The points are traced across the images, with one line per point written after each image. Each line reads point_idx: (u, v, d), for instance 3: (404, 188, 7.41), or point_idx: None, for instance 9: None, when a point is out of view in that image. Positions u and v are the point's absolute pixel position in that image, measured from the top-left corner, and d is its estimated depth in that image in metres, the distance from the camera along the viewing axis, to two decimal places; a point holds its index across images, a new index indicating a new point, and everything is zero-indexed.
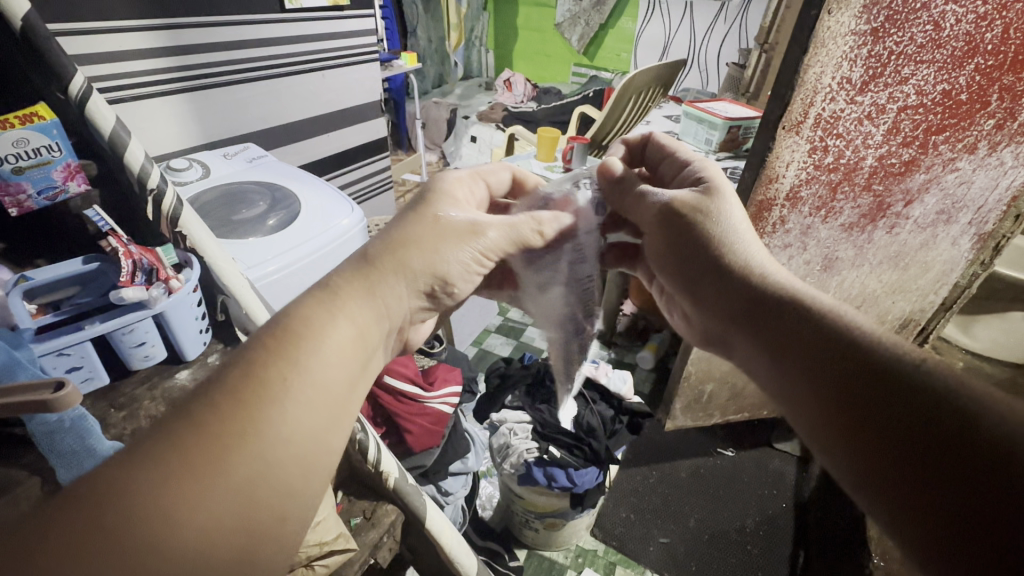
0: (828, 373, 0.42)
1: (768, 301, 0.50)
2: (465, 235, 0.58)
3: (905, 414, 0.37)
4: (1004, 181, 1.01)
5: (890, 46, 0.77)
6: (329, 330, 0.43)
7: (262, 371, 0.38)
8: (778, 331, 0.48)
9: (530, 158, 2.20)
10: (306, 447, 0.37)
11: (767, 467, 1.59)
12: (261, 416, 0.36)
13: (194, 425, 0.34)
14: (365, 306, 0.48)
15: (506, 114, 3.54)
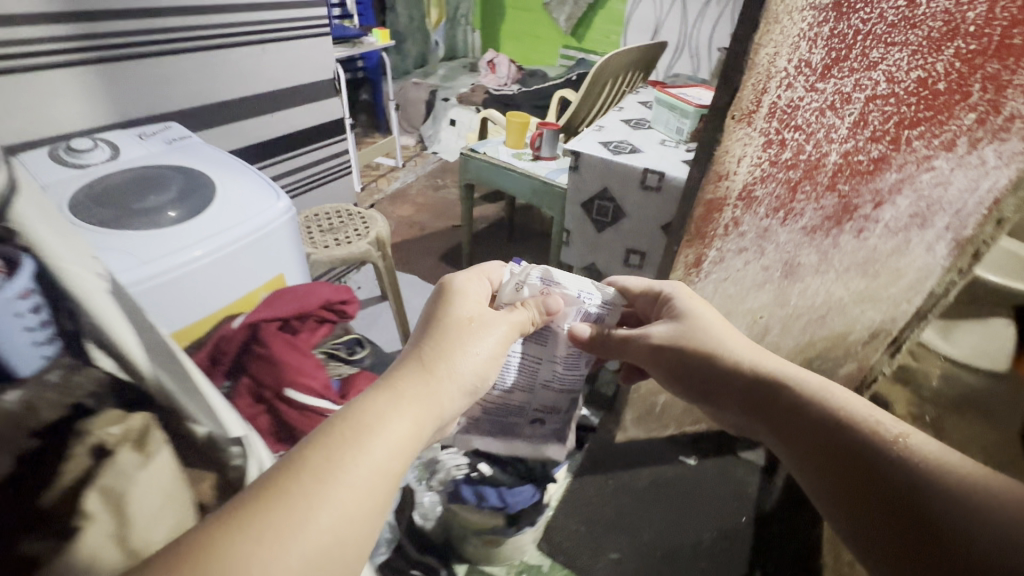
0: (830, 458, 0.59)
1: (787, 394, 0.66)
2: (480, 334, 0.72)
3: (909, 501, 0.53)
4: (984, 183, 0.91)
5: (855, 24, 0.66)
6: (387, 426, 0.56)
7: (336, 456, 0.50)
8: (803, 424, 0.63)
9: (498, 144, 2.08)
10: (358, 511, 0.48)
11: (730, 476, 1.51)
12: (318, 497, 0.47)
13: (279, 494, 0.46)
14: (417, 404, 0.61)
15: (487, 96, 3.39)
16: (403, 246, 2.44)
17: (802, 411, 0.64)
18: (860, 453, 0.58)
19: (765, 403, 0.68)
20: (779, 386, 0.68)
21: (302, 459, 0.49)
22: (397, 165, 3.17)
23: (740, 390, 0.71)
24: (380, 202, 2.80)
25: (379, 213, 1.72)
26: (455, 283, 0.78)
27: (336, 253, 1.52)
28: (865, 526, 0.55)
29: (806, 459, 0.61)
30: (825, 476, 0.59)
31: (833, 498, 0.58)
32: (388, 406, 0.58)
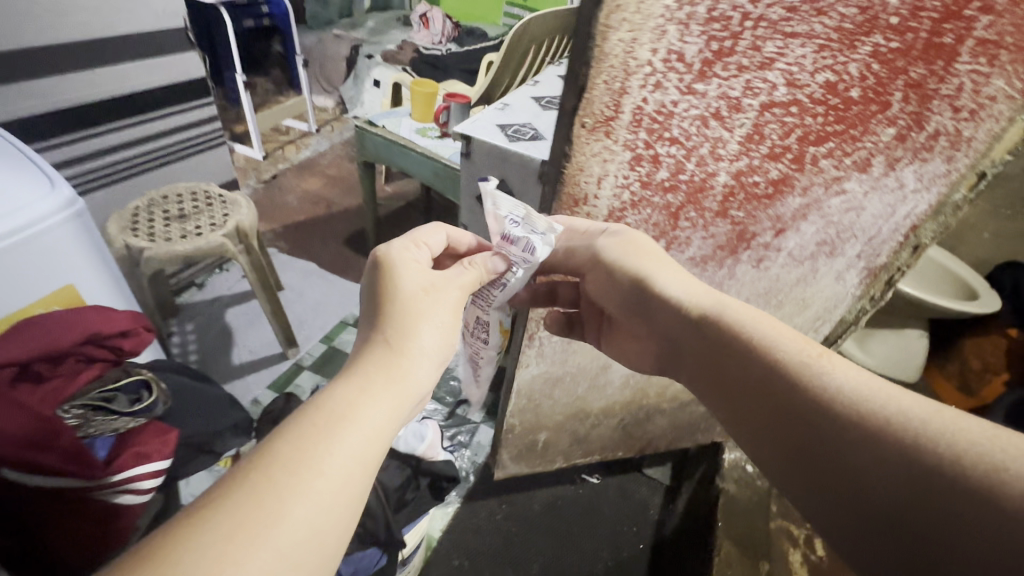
0: (784, 415, 0.50)
1: (736, 348, 0.56)
2: (438, 304, 0.61)
3: (861, 471, 0.44)
4: (902, 208, 0.77)
5: (740, 3, 0.48)
6: (369, 408, 0.51)
7: (311, 444, 0.47)
8: (739, 374, 0.55)
9: (403, 116, 1.82)
10: (335, 496, 0.46)
11: (632, 497, 1.41)
12: (288, 486, 0.44)
13: (257, 488, 0.43)
14: (392, 383, 0.54)
15: (415, 56, 3.05)
16: (304, 226, 2.17)
17: (753, 363, 0.54)
18: (817, 416, 0.48)
19: (711, 355, 0.58)
20: (724, 330, 0.57)
21: (277, 448, 0.46)
22: (310, 129, 2.83)
23: (673, 320, 0.61)
24: (284, 173, 2.49)
25: (245, 196, 1.45)
26: (393, 250, 0.64)
27: (179, 246, 1.25)
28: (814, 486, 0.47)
29: (753, 415, 0.53)
30: (791, 444, 0.50)
31: (779, 456, 0.50)
32: (363, 383, 0.53)
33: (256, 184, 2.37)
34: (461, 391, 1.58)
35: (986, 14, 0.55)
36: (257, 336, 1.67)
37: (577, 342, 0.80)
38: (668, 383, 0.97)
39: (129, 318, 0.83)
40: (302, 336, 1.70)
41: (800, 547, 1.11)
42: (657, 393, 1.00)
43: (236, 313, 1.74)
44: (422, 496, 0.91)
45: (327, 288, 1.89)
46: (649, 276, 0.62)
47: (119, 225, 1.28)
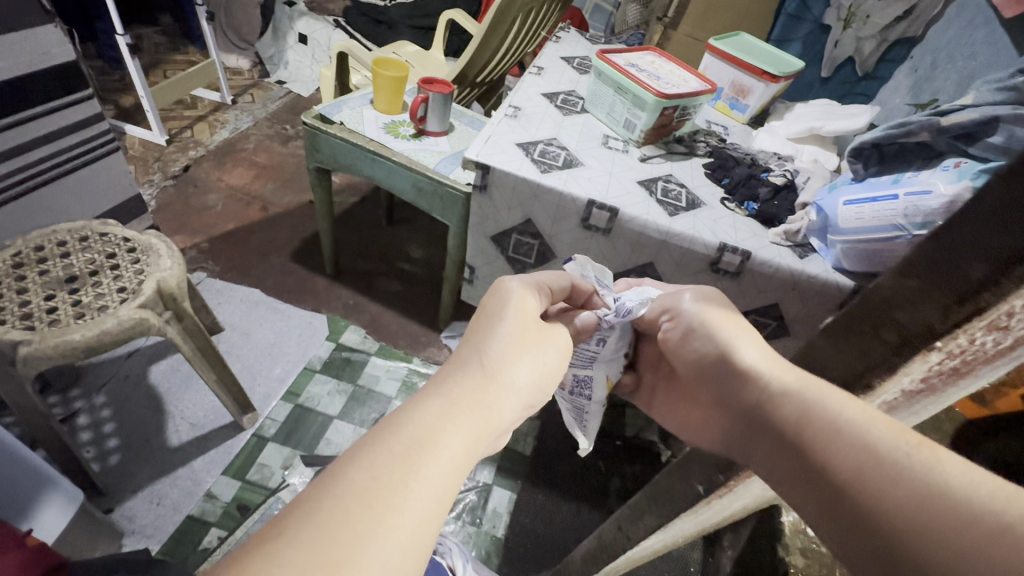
0: (872, 518, 0.34)
1: (809, 433, 0.39)
2: (544, 336, 0.52)
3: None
4: None
5: None
6: (453, 435, 0.41)
7: (391, 479, 0.37)
8: (808, 460, 0.39)
9: (363, 105, 1.42)
10: (401, 563, 0.35)
11: (670, 556, 1.27)
12: (365, 536, 0.34)
13: (320, 531, 0.33)
14: (481, 417, 0.43)
15: (349, 4, 2.51)
16: (236, 237, 1.74)
17: (834, 450, 0.37)
18: (908, 516, 0.32)
19: (781, 437, 0.42)
20: (793, 410, 0.41)
21: (351, 479, 0.36)
22: (224, 99, 2.28)
23: (748, 400, 0.46)
24: (198, 163, 1.98)
25: (163, 238, 1.06)
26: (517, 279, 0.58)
27: (77, 333, 0.86)
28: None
29: (816, 511, 0.37)
30: (868, 545, 0.33)
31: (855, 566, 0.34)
32: (449, 408, 0.42)
33: (162, 180, 1.86)
34: None
35: None
36: (198, 402, 1.31)
37: (713, 512, 0.59)
38: None
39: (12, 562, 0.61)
40: (257, 397, 1.34)
41: None
42: None
43: (163, 371, 1.35)
44: None
45: (281, 323, 1.52)
46: (731, 346, 0.53)
47: None
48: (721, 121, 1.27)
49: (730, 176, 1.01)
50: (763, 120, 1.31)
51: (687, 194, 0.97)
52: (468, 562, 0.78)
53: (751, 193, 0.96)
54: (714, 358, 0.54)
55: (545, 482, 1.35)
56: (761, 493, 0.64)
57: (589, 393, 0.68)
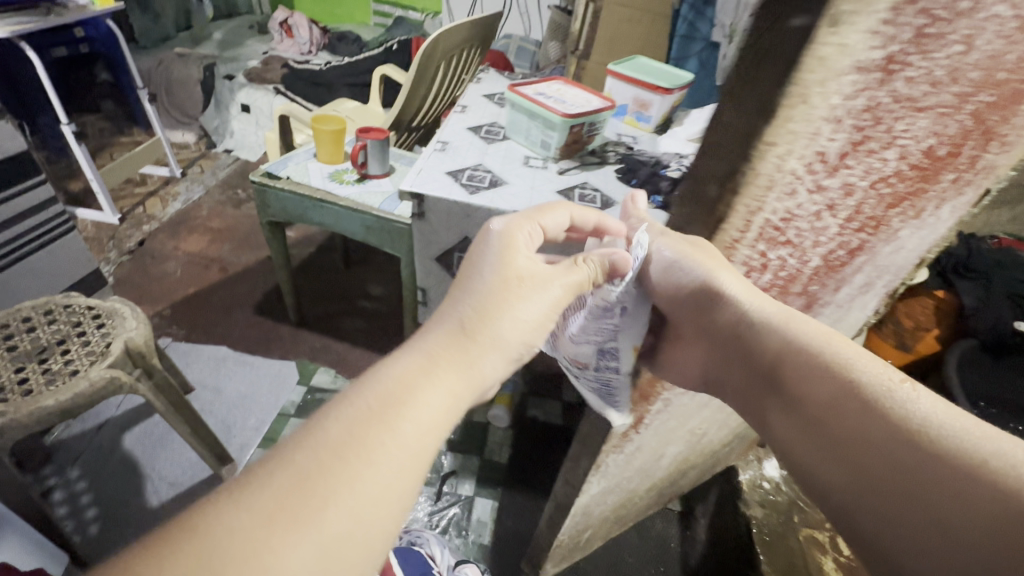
0: (842, 430, 0.45)
1: (801, 370, 0.49)
2: (525, 290, 0.55)
3: (914, 501, 0.40)
4: (931, 238, 0.75)
5: (896, 88, 0.37)
6: (427, 392, 0.47)
7: (369, 419, 0.43)
8: (802, 391, 0.49)
9: (307, 159, 1.53)
10: (374, 501, 0.41)
11: (649, 534, 1.36)
12: (344, 477, 0.40)
13: (305, 471, 0.40)
14: (456, 370, 0.49)
15: (287, 71, 2.66)
16: (198, 299, 1.79)
17: (823, 378, 0.47)
18: (883, 438, 0.43)
19: (776, 371, 0.51)
20: (781, 347, 0.50)
21: (327, 429, 0.42)
22: (174, 173, 2.35)
23: (726, 328, 0.54)
24: (153, 236, 2.03)
25: (127, 302, 1.12)
26: (498, 224, 0.60)
27: (50, 399, 0.91)
28: (879, 514, 0.42)
29: (812, 422, 0.48)
30: (852, 456, 0.45)
31: (839, 474, 0.45)
32: (428, 366, 0.48)
33: (118, 256, 1.90)
34: (443, 463, 1.44)
35: None
36: (175, 461, 1.33)
37: (640, 450, 0.69)
38: (707, 443, 0.90)
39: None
40: (234, 448, 1.37)
41: (831, 554, 1.14)
42: (697, 454, 0.92)
43: (137, 437, 1.37)
44: None
45: (251, 374, 1.56)
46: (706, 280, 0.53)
47: None
48: (630, 132, 1.44)
49: (637, 176, 1.15)
50: (667, 127, 1.48)
51: (602, 195, 1.10)
52: (443, 550, 0.84)
53: (655, 187, 1.11)
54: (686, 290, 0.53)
55: (524, 484, 1.42)
56: (684, 433, 0.75)
57: (614, 365, 0.58)
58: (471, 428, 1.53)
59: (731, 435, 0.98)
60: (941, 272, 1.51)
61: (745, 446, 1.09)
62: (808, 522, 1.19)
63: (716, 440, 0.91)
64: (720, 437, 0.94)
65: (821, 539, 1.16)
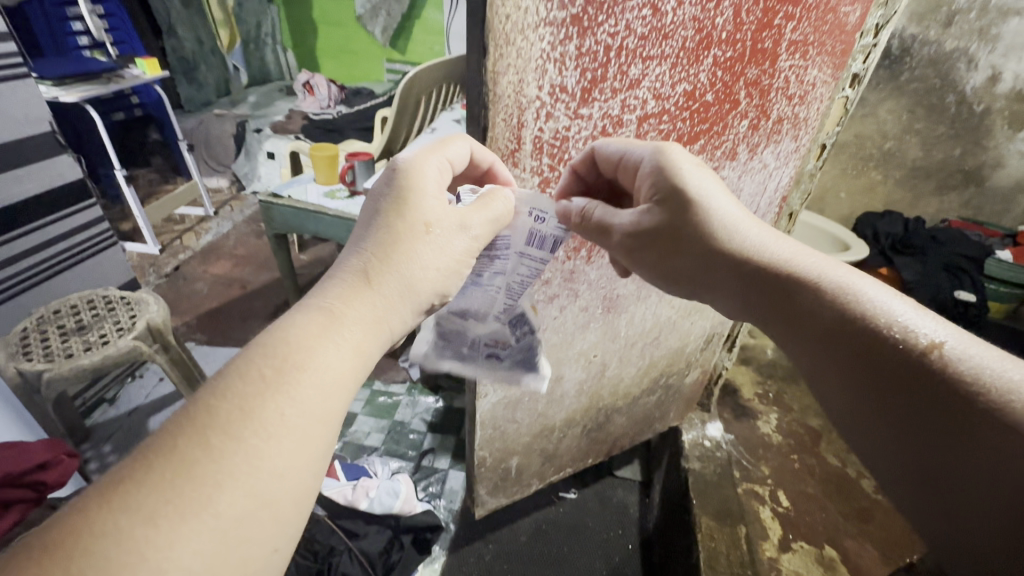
0: (843, 364, 0.50)
1: (814, 309, 0.54)
2: (421, 242, 0.55)
3: (913, 424, 0.45)
4: (770, 184, 0.90)
5: (602, 39, 0.55)
6: (329, 350, 0.47)
7: (267, 382, 0.43)
8: (814, 329, 0.54)
9: (307, 183, 1.80)
10: (276, 477, 0.41)
11: (611, 501, 1.44)
12: (233, 462, 0.39)
13: (193, 452, 0.38)
14: (362, 323, 0.51)
15: (306, 122, 3.05)
16: (220, 312, 2.05)
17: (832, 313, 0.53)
18: (891, 367, 0.47)
19: (790, 314, 0.56)
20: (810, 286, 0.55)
21: (217, 407, 0.41)
22: (207, 212, 2.71)
23: (733, 278, 0.61)
24: (187, 262, 2.34)
25: (152, 293, 1.37)
26: (403, 160, 0.57)
27: (85, 359, 1.14)
28: (889, 437, 0.47)
29: (823, 356, 0.52)
30: (861, 385, 0.49)
31: (848, 405, 0.50)
32: (326, 327, 0.48)
33: (157, 279, 2.21)
34: (423, 442, 1.48)
35: (789, 21, 0.69)
36: None
37: None
38: (617, 380, 1.04)
39: (43, 452, 0.84)
40: None
41: (768, 504, 1.21)
42: (611, 392, 1.06)
43: (159, 420, 1.59)
44: (405, 551, 1.13)
45: None
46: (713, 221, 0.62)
47: (5, 351, 1.14)
48: None
49: None
50: None
51: None
52: (384, 468, 1.27)
53: None
54: (678, 216, 0.62)
55: None
56: (575, 356, 0.90)
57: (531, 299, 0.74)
58: (450, 413, 1.58)
59: (648, 380, 1.11)
60: (883, 251, 1.86)
61: (674, 398, 1.21)
62: (750, 478, 1.27)
63: (626, 378, 1.04)
64: (633, 379, 1.07)
65: (760, 492, 1.24)
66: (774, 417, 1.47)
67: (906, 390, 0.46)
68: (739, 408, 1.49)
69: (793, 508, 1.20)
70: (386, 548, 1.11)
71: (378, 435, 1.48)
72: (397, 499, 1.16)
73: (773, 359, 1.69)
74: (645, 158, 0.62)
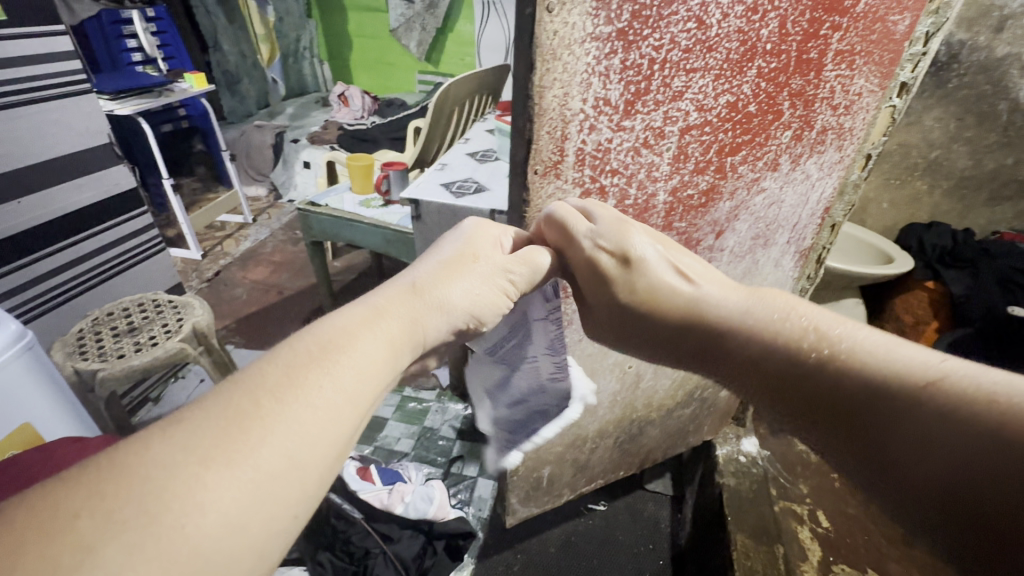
0: (806, 404, 0.52)
1: (780, 358, 0.54)
2: (459, 267, 0.60)
3: (896, 455, 0.44)
4: (812, 195, 0.89)
5: (647, 53, 0.56)
6: (366, 339, 0.48)
7: (314, 355, 0.44)
8: (788, 378, 0.53)
9: (344, 192, 1.85)
10: (305, 450, 0.39)
11: (642, 515, 1.42)
12: (272, 418, 0.38)
13: (243, 406, 0.38)
14: (400, 323, 0.52)
15: (341, 132, 3.14)
16: (258, 316, 2.12)
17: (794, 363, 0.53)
18: (868, 401, 0.46)
19: (760, 364, 0.56)
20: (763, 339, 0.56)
21: (264, 369, 0.41)
22: (246, 219, 2.81)
23: (695, 332, 0.60)
24: (227, 268, 2.43)
25: (197, 297, 1.43)
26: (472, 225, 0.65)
27: (136, 360, 1.19)
28: (886, 474, 0.45)
29: (805, 407, 0.52)
30: (848, 427, 0.48)
31: (844, 447, 0.49)
32: (373, 320, 0.50)
33: (199, 283, 2.30)
34: (452, 449, 1.48)
35: (836, 31, 0.68)
36: None
37: None
38: (651, 392, 1.03)
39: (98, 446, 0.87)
40: None
41: (807, 524, 1.16)
42: (644, 404, 1.05)
43: None
44: (437, 558, 1.15)
45: None
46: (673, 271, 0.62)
47: (64, 351, 1.21)
48: None
49: None
50: None
51: None
52: (418, 472, 1.27)
53: None
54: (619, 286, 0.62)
55: None
56: (610, 366, 0.89)
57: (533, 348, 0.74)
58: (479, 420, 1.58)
59: (682, 392, 1.09)
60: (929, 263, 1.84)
61: (708, 411, 1.19)
62: (787, 496, 1.23)
63: (661, 390, 1.03)
64: (667, 391, 1.06)
65: (798, 511, 1.19)
66: None
67: (883, 423, 0.45)
68: None
69: (834, 530, 1.16)
70: (419, 554, 1.12)
71: (409, 441, 1.49)
72: (431, 504, 1.18)
73: None
74: (583, 249, 0.61)
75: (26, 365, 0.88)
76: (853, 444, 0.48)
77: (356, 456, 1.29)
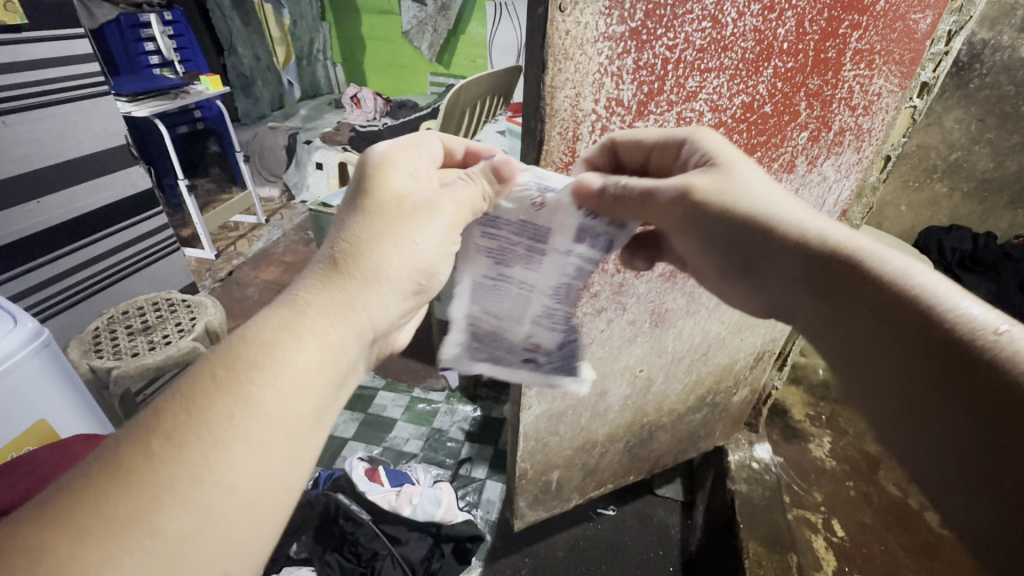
0: (892, 343, 0.46)
1: (875, 295, 0.48)
2: (419, 212, 0.51)
3: (981, 438, 0.39)
4: (829, 197, 0.87)
5: (661, 52, 0.55)
6: (298, 352, 0.45)
7: (226, 378, 0.41)
8: (873, 316, 0.47)
9: None
10: (229, 483, 0.39)
11: (651, 521, 1.40)
12: (178, 462, 0.38)
13: (142, 458, 0.37)
14: (334, 318, 0.48)
15: (353, 134, 3.16)
16: None
17: (878, 304, 0.47)
18: (965, 375, 0.41)
19: (846, 296, 0.50)
20: (859, 274, 0.49)
21: (170, 409, 0.40)
22: (260, 220, 2.84)
23: (788, 267, 0.54)
24: (240, 268, 2.45)
25: (209, 296, 1.45)
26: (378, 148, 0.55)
27: (149, 358, 1.21)
28: (952, 446, 0.41)
29: (882, 344, 0.46)
30: (931, 386, 0.42)
31: (909, 404, 0.44)
32: (299, 322, 0.46)
33: (212, 283, 2.32)
34: (461, 451, 1.48)
35: (855, 30, 0.66)
36: None
37: None
38: (662, 397, 1.02)
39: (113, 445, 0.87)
40: None
41: (822, 534, 1.14)
42: (655, 408, 1.03)
43: None
44: (444, 562, 1.14)
45: None
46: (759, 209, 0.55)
47: (80, 348, 1.22)
48: None
49: None
50: None
51: None
52: (426, 474, 1.27)
53: None
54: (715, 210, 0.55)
55: None
56: (620, 370, 0.88)
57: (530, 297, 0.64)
58: (488, 422, 1.58)
59: (694, 397, 1.08)
60: (950, 268, 1.81)
61: (720, 416, 1.17)
62: (801, 504, 1.21)
63: (672, 395, 1.02)
64: (679, 395, 1.05)
65: (812, 519, 1.17)
66: (827, 440, 1.38)
67: (984, 394, 0.39)
68: (789, 430, 1.42)
69: (850, 539, 1.13)
70: (426, 557, 1.12)
71: (418, 442, 1.49)
72: (438, 507, 1.17)
73: (826, 378, 1.60)
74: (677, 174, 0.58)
75: (44, 364, 0.89)
76: (923, 405, 0.43)
77: (366, 457, 1.29)
